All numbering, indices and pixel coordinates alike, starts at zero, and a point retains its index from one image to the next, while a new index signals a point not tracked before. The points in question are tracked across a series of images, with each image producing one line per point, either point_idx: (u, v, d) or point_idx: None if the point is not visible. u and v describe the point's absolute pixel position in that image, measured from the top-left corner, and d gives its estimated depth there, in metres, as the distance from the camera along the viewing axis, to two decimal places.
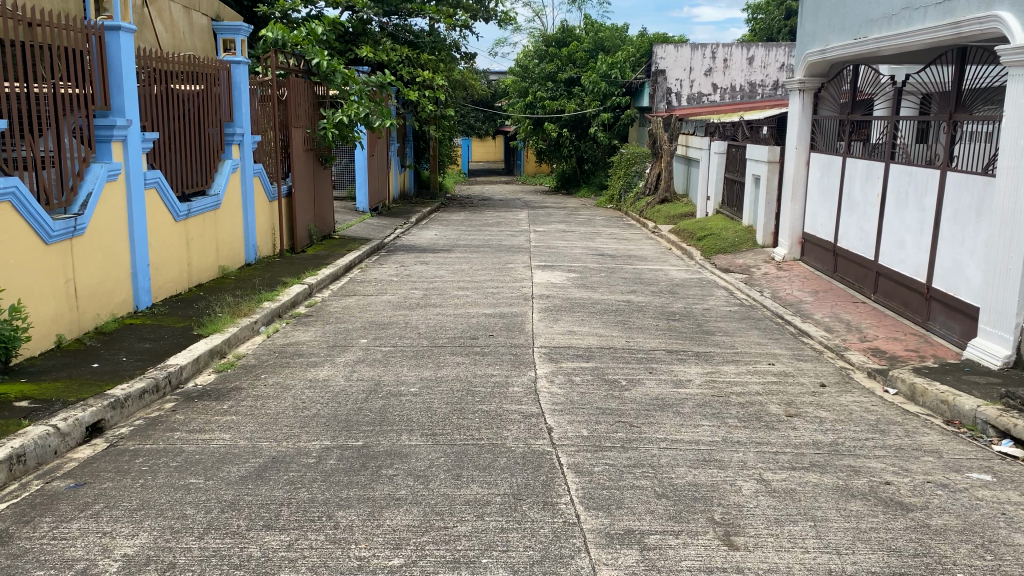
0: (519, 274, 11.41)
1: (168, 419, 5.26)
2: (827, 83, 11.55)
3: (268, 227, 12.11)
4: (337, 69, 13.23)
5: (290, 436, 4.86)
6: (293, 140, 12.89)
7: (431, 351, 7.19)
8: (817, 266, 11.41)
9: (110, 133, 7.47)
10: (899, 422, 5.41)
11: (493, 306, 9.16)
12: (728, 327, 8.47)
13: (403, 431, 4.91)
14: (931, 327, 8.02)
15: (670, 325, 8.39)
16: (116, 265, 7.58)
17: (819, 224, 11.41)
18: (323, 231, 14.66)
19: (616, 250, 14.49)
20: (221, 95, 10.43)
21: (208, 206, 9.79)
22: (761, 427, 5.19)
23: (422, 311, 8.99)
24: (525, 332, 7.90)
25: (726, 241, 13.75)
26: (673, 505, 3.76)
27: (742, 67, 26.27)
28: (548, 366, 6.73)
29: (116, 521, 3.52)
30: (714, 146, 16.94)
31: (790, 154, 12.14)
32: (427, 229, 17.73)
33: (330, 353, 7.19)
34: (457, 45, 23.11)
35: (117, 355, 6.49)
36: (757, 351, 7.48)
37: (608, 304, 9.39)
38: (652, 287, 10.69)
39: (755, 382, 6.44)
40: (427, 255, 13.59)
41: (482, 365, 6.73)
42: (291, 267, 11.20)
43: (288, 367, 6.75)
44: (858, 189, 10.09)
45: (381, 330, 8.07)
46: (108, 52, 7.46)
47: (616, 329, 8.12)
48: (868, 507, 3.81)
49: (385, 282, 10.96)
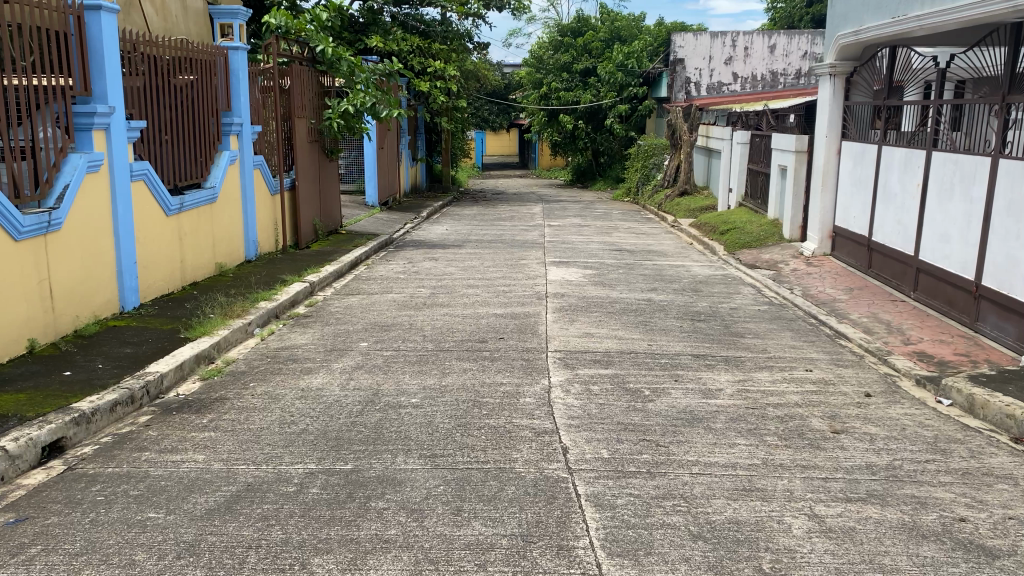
0: (533, 271, 10.80)
1: (140, 436, 4.71)
2: (860, 67, 10.85)
3: (270, 221, 11.55)
4: (343, 57, 12.59)
5: (270, 458, 4.29)
6: (296, 131, 12.33)
7: (436, 357, 6.61)
8: (850, 262, 10.73)
9: (90, 121, 6.91)
10: (961, 441, 4.77)
11: (504, 306, 8.58)
12: (757, 328, 7.84)
13: (398, 452, 4.33)
14: (981, 328, 7.37)
15: (695, 327, 7.77)
16: (98, 264, 7.06)
17: (851, 216, 10.73)
18: (330, 226, 14.09)
19: (635, 245, 13.86)
20: (218, 84, 9.92)
21: (203, 199, 9.25)
22: (804, 446, 4.58)
23: (429, 311, 8.42)
24: (539, 335, 7.31)
25: (750, 236, 13.08)
26: (712, 550, 3.17)
27: (764, 55, 25.59)
28: (563, 373, 6.14)
29: (50, 572, 2.99)
30: (737, 137, 16.26)
31: (819, 143, 11.47)
32: (438, 224, 17.14)
33: (327, 358, 6.63)
34: (470, 35, 22.61)
35: (93, 361, 5.95)
36: (791, 355, 6.86)
37: (627, 303, 8.79)
38: (674, 285, 10.05)
39: (793, 393, 5.82)
40: (438, 251, 13.01)
41: (490, 372, 6.16)
42: (293, 264, 10.63)
43: (279, 374, 6.20)
44: (895, 179, 9.41)
45: (383, 332, 7.49)
46: (87, 33, 6.92)
47: (637, 331, 7.51)
48: (945, 553, 3.21)
49: (392, 279, 10.39)
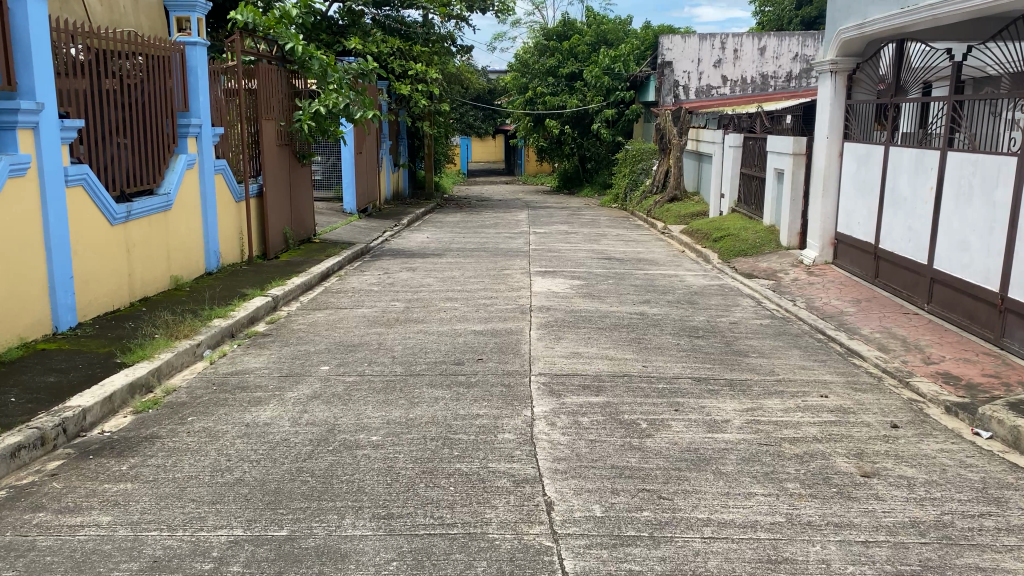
0: (516, 283, 10.07)
1: (40, 489, 3.94)
2: (864, 63, 10.20)
3: (234, 230, 10.76)
4: (315, 55, 11.85)
5: (192, 520, 3.54)
6: (264, 134, 11.54)
7: (404, 384, 5.83)
8: (855, 271, 10.05)
9: (14, 119, 6.12)
10: (1016, 487, 4.06)
11: (483, 322, 7.83)
12: (761, 345, 7.13)
13: (347, 511, 3.59)
14: (1007, 345, 6.70)
15: (694, 345, 7.04)
16: (25, 280, 6.26)
17: (856, 222, 10.05)
18: (302, 234, 13.30)
19: (625, 254, 13.15)
20: (173, 82, 9.14)
21: (155, 206, 8.46)
22: (834, 496, 3.87)
23: (401, 328, 7.65)
24: (521, 355, 6.57)
25: (745, 243, 12.41)
26: None
27: (754, 58, 25.00)
28: (548, 402, 5.39)
29: None
30: (728, 139, 15.59)
31: (820, 145, 10.79)
32: (419, 232, 16.41)
33: (280, 386, 5.85)
34: (453, 37, 21.89)
35: (6, 393, 5.16)
36: (802, 378, 6.14)
37: (619, 318, 8.05)
38: (669, 296, 9.34)
39: (810, 425, 5.11)
40: (416, 260, 12.24)
41: (465, 402, 5.39)
42: (257, 277, 9.84)
43: (223, 407, 5.42)
44: (905, 183, 8.73)
45: (348, 353, 6.73)
46: (10, 21, 6.14)
47: (630, 350, 6.78)
48: None
49: (364, 292, 9.62)
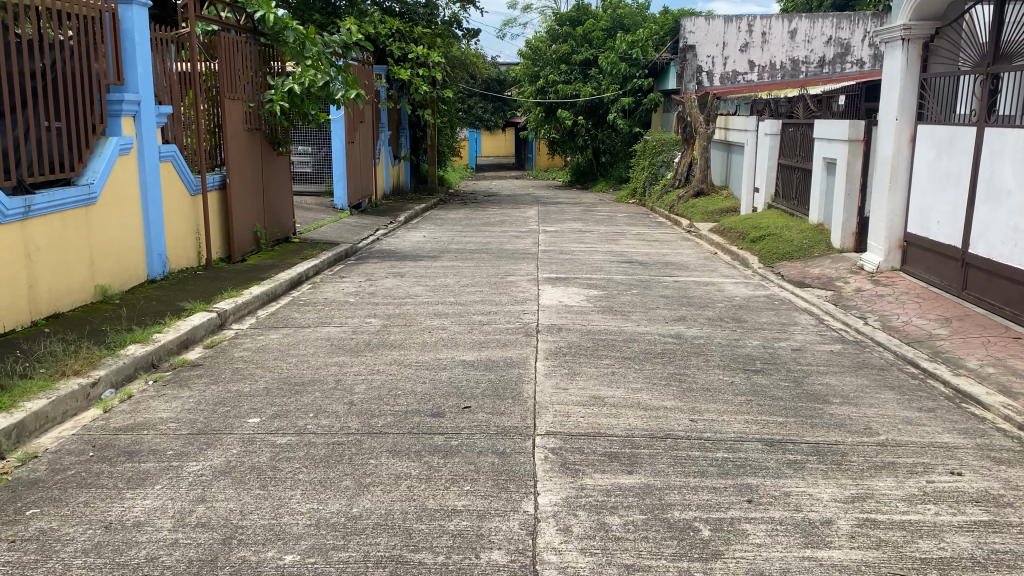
0: (521, 293, 8.35)
1: None
2: (944, 28, 8.41)
3: (187, 229, 9.09)
4: (289, 25, 10.09)
5: None
6: (229, 115, 9.85)
7: (357, 450, 4.12)
8: (933, 279, 8.27)
9: None
10: None
11: (475, 348, 6.11)
12: (841, 385, 5.39)
13: None
14: None
15: (755, 384, 5.30)
16: None
17: (934, 221, 8.27)
18: (278, 234, 11.61)
19: (648, 256, 11.39)
20: (104, 49, 7.47)
21: (71, 201, 6.80)
22: None
23: (371, 357, 5.94)
24: (522, 402, 4.85)
25: (792, 245, 10.65)
26: None
27: (783, 41, 23.16)
28: (557, 487, 3.67)
29: None
30: (764, 126, 13.82)
31: (886, 128, 9.00)
32: (416, 230, 14.68)
33: (183, 453, 4.15)
34: (458, 19, 20.14)
35: None
36: (914, 440, 4.41)
37: (650, 343, 6.32)
38: (709, 312, 7.59)
39: (957, 531, 3.36)
40: (407, 264, 10.54)
41: (437, 486, 3.68)
42: (210, 286, 8.14)
43: (88, 490, 3.73)
44: (1009, 172, 6.95)
45: (294, 396, 5.03)
46: None
47: (669, 395, 5.04)
48: None
49: (337, 304, 7.92)
